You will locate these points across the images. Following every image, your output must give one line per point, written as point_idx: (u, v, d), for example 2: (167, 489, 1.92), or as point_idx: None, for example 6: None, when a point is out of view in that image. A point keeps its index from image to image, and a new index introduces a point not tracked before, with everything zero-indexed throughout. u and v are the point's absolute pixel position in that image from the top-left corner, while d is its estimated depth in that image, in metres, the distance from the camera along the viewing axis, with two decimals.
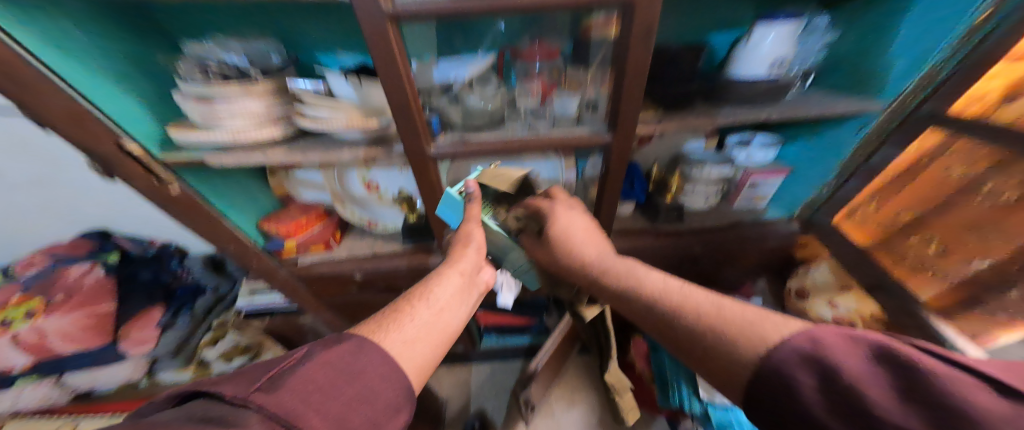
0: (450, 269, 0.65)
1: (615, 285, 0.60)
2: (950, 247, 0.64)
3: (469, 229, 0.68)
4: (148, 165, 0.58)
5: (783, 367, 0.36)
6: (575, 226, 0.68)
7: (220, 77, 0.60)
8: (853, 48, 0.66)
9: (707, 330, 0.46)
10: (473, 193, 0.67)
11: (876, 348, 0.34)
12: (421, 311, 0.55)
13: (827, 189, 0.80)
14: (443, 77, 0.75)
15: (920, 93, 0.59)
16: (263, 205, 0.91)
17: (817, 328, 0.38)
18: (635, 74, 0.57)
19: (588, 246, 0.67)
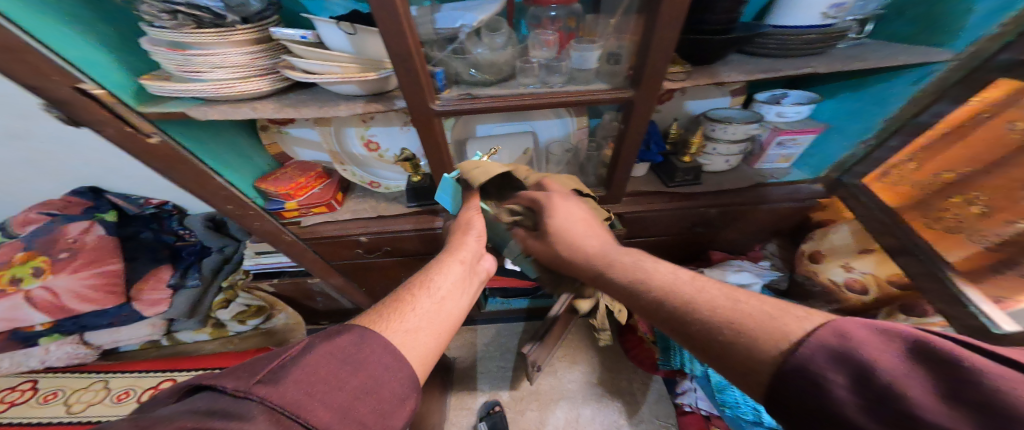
0: (449, 257, 0.60)
1: (620, 281, 0.49)
2: (995, 206, 0.54)
3: (469, 217, 0.65)
4: (121, 113, 0.53)
5: (804, 369, 0.27)
6: (573, 215, 0.61)
7: (189, 21, 0.49)
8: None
9: (718, 323, 0.36)
10: (473, 187, 0.65)
11: (915, 341, 0.25)
12: (421, 299, 0.50)
13: (863, 148, 0.75)
14: (448, 24, 0.60)
15: (1001, 39, 0.52)
16: (260, 163, 0.84)
17: (847, 320, 0.29)
18: (672, 17, 0.50)
19: (591, 240, 0.58)
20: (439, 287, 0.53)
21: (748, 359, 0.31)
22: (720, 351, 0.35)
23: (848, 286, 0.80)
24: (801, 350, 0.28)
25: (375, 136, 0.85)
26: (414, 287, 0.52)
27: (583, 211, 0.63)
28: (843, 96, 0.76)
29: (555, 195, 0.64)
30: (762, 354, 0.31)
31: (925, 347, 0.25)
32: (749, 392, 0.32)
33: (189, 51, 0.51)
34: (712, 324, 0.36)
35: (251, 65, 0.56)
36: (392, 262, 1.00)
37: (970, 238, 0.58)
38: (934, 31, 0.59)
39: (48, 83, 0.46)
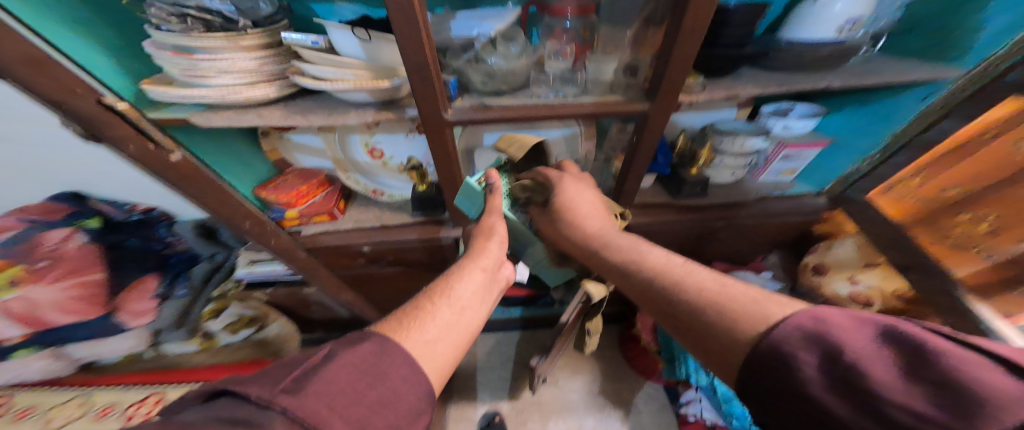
0: (471, 265, 0.58)
1: (614, 262, 0.54)
2: (1008, 223, 0.59)
3: (492, 221, 0.64)
4: (139, 126, 0.47)
5: (774, 345, 0.30)
6: (581, 198, 0.64)
7: (199, 25, 0.48)
8: (933, 9, 0.61)
9: (707, 306, 0.39)
10: (495, 184, 0.65)
11: (888, 329, 0.27)
12: (441, 309, 0.49)
13: (868, 164, 0.77)
14: (464, 32, 0.63)
15: (1011, 59, 0.53)
16: (259, 170, 0.82)
17: (826, 309, 0.31)
18: (694, 28, 0.50)
19: (591, 220, 0.62)
20: (460, 296, 0.52)
21: (728, 339, 0.35)
22: (702, 330, 0.38)
23: (852, 298, 0.81)
24: (774, 331, 0.31)
25: (379, 143, 0.82)
26: (434, 295, 0.51)
27: (591, 197, 0.66)
28: (852, 109, 0.76)
29: (569, 181, 0.66)
30: (740, 333, 0.34)
31: (896, 332, 0.26)
32: (724, 368, 0.36)
33: (196, 55, 0.49)
34: (700, 308, 0.40)
35: (260, 71, 0.54)
36: (393, 272, 0.97)
37: (982, 255, 0.63)
38: (938, 47, 0.61)
39: (70, 97, 0.40)
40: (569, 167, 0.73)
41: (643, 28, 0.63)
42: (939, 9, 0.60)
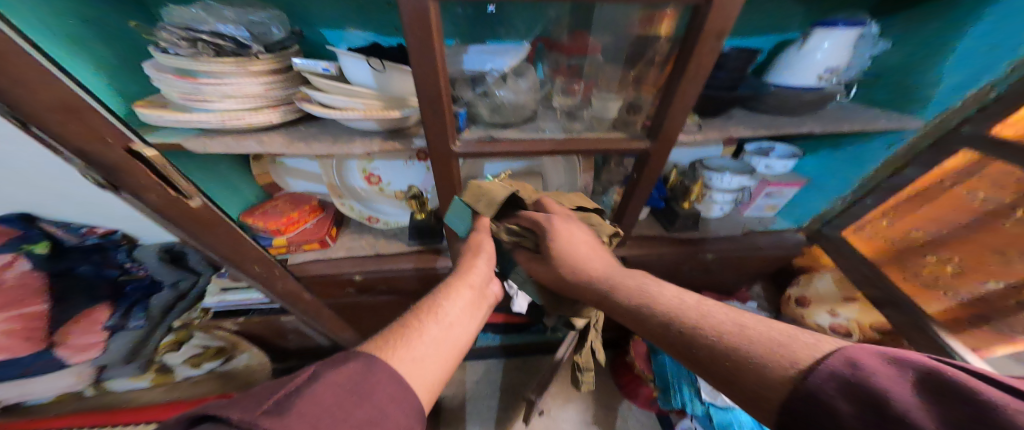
0: (459, 282, 0.58)
1: (624, 304, 0.49)
2: (967, 267, 0.63)
3: (480, 238, 0.64)
4: (166, 175, 0.45)
5: (814, 395, 0.26)
6: (575, 241, 0.60)
7: (210, 50, 0.46)
8: (900, 63, 0.72)
9: (725, 346, 0.35)
10: (485, 210, 0.64)
11: (933, 377, 0.24)
12: (429, 326, 0.47)
13: (840, 204, 0.83)
14: (476, 66, 0.64)
15: (964, 112, 0.62)
16: (247, 194, 0.81)
17: (859, 347, 0.28)
18: (696, 73, 0.53)
19: (591, 261, 0.58)
20: (447, 313, 0.51)
21: (760, 384, 0.31)
22: (725, 375, 0.34)
23: (833, 329, 0.86)
24: (808, 377, 0.28)
25: (377, 170, 0.83)
26: (421, 313, 0.50)
27: (585, 234, 0.62)
28: (822, 153, 0.88)
29: (556, 219, 0.62)
30: (770, 376, 0.30)
31: (942, 377, 0.23)
32: (758, 414, 0.31)
33: (200, 79, 0.46)
34: (716, 346, 0.36)
35: (266, 95, 0.52)
36: (383, 300, 0.92)
37: (948, 294, 0.66)
38: (904, 100, 0.71)
39: (102, 147, 0.39)
40: (553, 206, 0.66)
41: (647, 70, 0.67)
42: (902, 66, 0.71)
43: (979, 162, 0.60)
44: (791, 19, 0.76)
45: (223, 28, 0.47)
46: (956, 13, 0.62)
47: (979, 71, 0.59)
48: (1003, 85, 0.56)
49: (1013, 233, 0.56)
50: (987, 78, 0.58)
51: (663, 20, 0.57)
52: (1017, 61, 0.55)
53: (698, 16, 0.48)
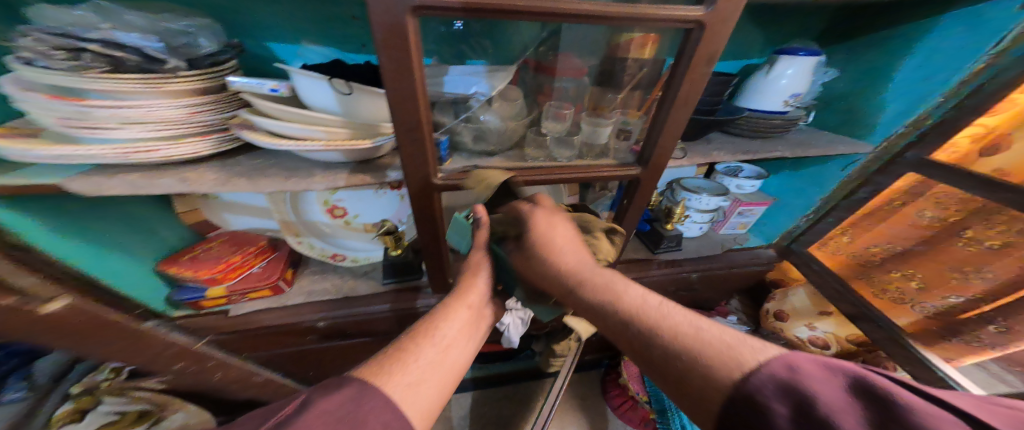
0: (458, 300, 0.49)
1: (592, 299, 0.42)
2: (929, 284, 0.67)
3: (479, 257, 0.52)
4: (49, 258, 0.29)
5: (750, 398, 0.27)
6: (557, 231, 0.48)
7: (103, 63, 0.35)
8: (846, 89, 0.78)
9: (684, 351, 0.33)
10: (483, 219, 0.50)
11: (856, 380, 0.25)
12: (425, 348, 0.41)
13: (805, 223, 0.89)
14: (460, 89, 0.57)
15: (905, 138, 0.67)
16: (168, 239, 0.65)
17: (798, 355, 0.28)
18: (686, 101, 0.52)
19: (568, 253, 0.47)
20: (446, 333, 0.44)
21: (705, 386, 0.30)
22: (678, 377, 0.32)
23: (812, 342, 0.88)
24: (751, 380, 0.27)
25: (342, 200, 0.75)
26: (418, 334, 0.42)
27: (572, 229, 0.50)
28: (784, 173, 0.93)
29: (539, 215, 0.48)
30: (716, 376, 0.30)
31: (866, 384, 0.24)
32: (700, 418, 0.30)
33: (91, 100, 0.35)
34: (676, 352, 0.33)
35: (189, 121, 0.41)
36: (354, 347, 0.79)
37: (915, 308, 0.70)
38: (850, 126, 0.78)
39: None
40: (544, 199, 0.52)
41: (634, 95, 0.66)
42: (847, 93, 0.78)
43: (921, 184, 0.65)
44: (751, 49, 0.81)
45: (123, 37, 0.36)
46: (890, 50, 0.69)
47: (917, 101, 0.65)
48: (938, 113, 0.62)
49: (965, 252, 0.61)
50: (923, 107, 0.64)
51: (646, 44, 0.57)
52: (947, 93, 0.60)
53: (690, 41, 0.46)
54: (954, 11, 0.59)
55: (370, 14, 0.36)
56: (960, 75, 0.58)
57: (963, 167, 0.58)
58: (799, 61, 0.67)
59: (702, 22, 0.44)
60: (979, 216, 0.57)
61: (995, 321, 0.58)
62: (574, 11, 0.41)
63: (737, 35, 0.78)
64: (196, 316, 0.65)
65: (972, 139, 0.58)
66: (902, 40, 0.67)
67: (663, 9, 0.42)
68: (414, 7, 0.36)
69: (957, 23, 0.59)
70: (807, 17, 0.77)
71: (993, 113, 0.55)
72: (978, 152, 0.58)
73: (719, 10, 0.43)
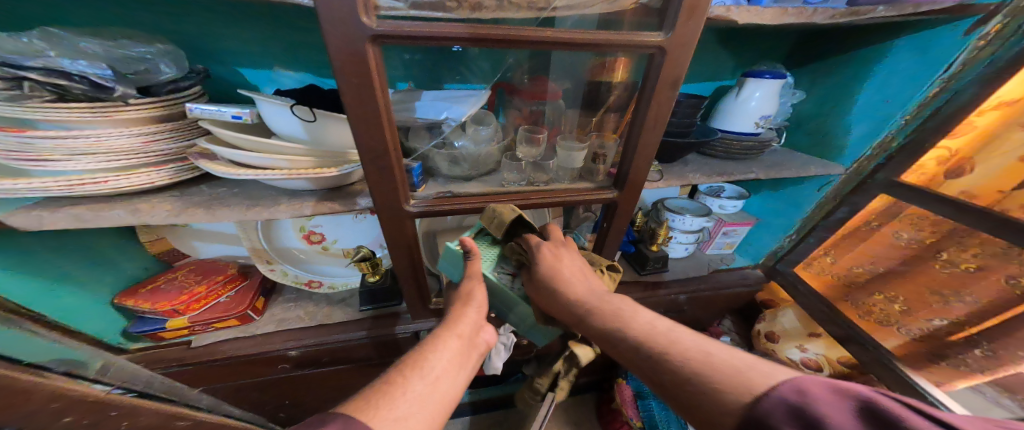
0: (446, 330, 0.47)
1: (601, 326, 0.42)
2: (913, 305, 0.66)
3: (472, 286, 0.50)
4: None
5: (757, 420, 0.26)
6: (566, 264, 0.49)
7: (45, 91, 0.34)
8: (813, 111, 0.80)
9: (692, 376, 0.33)
10: (472, 250, 0.51)
11: (868, 404, 0.24)
12: (415, 381, 0.39)
13: (788, 242, 0.89)
14: (430, 114, 0.56)
15: (874, 160, 0.69)
16: (131, 269, 0.63)
17: (806, 378, 0.27)
18: (655, 124, 0.53)
19: (576, 283, 0.48)
20: (433, 365, 0.42)
21: (713, 410, 0.29)
22: (688, 400, 0.32)
23: (804, 364, 0.86)
24: (759, 405, 0.27)
25: (318, 226, 0.74)
26: (406, 366, 0.41)
27: (579, 261, 0.51)
28: (765, 194, 0.93)
29: (546, 249, 0.51)
30: (726, 402, 0.29)
31: (877, 407, 0.24)
32: None
33: (33, 130, 0.34)
34: (684, 377, 0.33)
35: (146, 150, 0.41)
36: (329, 376, 0.74)
37: (900, 330, 0.69)
38: (819, 148, 0.79)
39: None
40: (552, 230, 0.57)
41: (608, 117, 0.68)
42: (812, 116, 0.80)
43: (895, 205, 0.66)
44: (721, 72, 0.84)
45: (68, 63, 0.35)
46: (849, 73, 0.71)
47: (878, 125, 0.67)
48: (902, 135, 0.64)
49: (943, 273, 0.61)
50: (887, 130, 0.66)
51: (615, 67, 0.58)
52: (906, 118, 0.63)
53: (653, 66, 0.47)
54: (905, 36, 0.62)
55: (328, 45, 0.36)
56: (919, 99, 0.61)
57: (932, 190, 0.60)
58: (766, 84, 0.69)
59: (661, 49, 0.45)
60: (954, 239, 0.58)
61: (981, 344, 0.57)
62: (540, 39, 0.42)
63: (706, 59, 0.81)
64: (156, 349, 0.62)
65: (938, 161, 0.61)
66: (856, 64, 0.70)
67: (623, 35, 0.43)
68: (373, 35, 0.37)
69: (906, 51, 0.62)
70: (771, 41, 0.81)
71: (954, 136, 0.58)
72: (945, 174, 0.60)
73: (677, 35, 0.44)
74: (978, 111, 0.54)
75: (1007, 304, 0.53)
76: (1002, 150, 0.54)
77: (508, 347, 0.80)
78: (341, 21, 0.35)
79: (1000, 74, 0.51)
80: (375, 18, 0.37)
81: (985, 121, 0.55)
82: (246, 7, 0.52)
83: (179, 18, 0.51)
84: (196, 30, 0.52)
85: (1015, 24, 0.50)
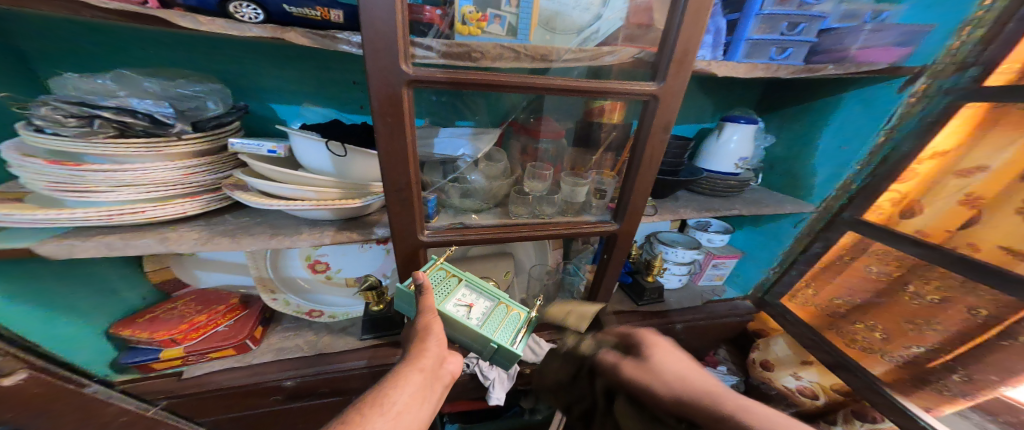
0: (407, 364, 0.43)
1: None
2: (891, 333, 0.70)
3: (429, 319, 0.46)
4: None
5: None
6: (668, 354, 0.34)
7: (111, 128, 0.37)
8: (785, 153, 0.88)
9: None
10: (425, 284, 0.48)
11: None
12: (370, 420, 0.36)
13: (773, 274, 0.95)
14: (449, 151, 0.64)
15: (838, 200, 0.77)
16: (131, 297, 0.61)
17: None
18: (651, 162, 0.58)
19: (693, 381, 0.31)
20: (395, 399, 0.39)
21: None
22: None
23: (800, 392, 0.89)
24: None
25: (326, 256, 0.74)
26: (363, 404, 0.38)
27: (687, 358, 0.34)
28: (748, 228, 1.00)
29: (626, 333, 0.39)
30: None
31: None
32: None
33: (89, 165, 0.37)
34: None
35: (183, 182, 0.43)
36: (325, 407, 0.71)
37: (885, 357, 0.72)
38: (793, 189, 0.86)
39: None
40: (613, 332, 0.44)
41: (607, 156, 0.73)
42: (781, 158, 0.89)
43: (862, 241, 0.73)
44: (703, 117, 0.94)
45: (136, 102, 0.39)
46: (810, 120, 0.81)
47: (839, 167, 0.76)
48: (859, 179, 0.73)
49: (914, 304, 0.66)
50: (845, 174, 0.75)
51: (614, 111, 0.64)
52: (860, 163, 0.72)
53: (652, 111, 0.53)
54: (852, 91, 0.72)
55: (371, 89, 0.40)
56: (868, 146, 0.70)
57: (892, 228, 0.67)
58: (741, 129, 0.78)
59: (656, 96, 0.51)
60: (918, 271, 0.64)
61: (958, 370, 0.61)
62: (554, 85, 0.47)
63: (691, 106, 0.91)
64: (145, 380, 0.59)
65: (892, 202, 0.69)
66: (817, 113, 0.79)
67: (624, 85, 0.49)
68: (410, 80, 0.41)
69: (852, 104, 0.72)
70: (746, 89, 0.90)
71: (902, 180, 0.67)
72: (899, 215, 0.68)
73: (669, 84, 0.50)
74: (917, 160, 0.64)
75: (974, 331, 0.58)
76: (941, 195, 0.62)
77: (512, 377, 0.78)
78: (384, 70, 0.40)
79: (930, 127, 0.62)
80: (411, 66, 0.42)
81: (924, 169, 0.64)
82: (282, 49, 0.57)
83: (218, 61, 0.55)
84: (235, 72, 0.57)
85: (935, 85, 0.61)
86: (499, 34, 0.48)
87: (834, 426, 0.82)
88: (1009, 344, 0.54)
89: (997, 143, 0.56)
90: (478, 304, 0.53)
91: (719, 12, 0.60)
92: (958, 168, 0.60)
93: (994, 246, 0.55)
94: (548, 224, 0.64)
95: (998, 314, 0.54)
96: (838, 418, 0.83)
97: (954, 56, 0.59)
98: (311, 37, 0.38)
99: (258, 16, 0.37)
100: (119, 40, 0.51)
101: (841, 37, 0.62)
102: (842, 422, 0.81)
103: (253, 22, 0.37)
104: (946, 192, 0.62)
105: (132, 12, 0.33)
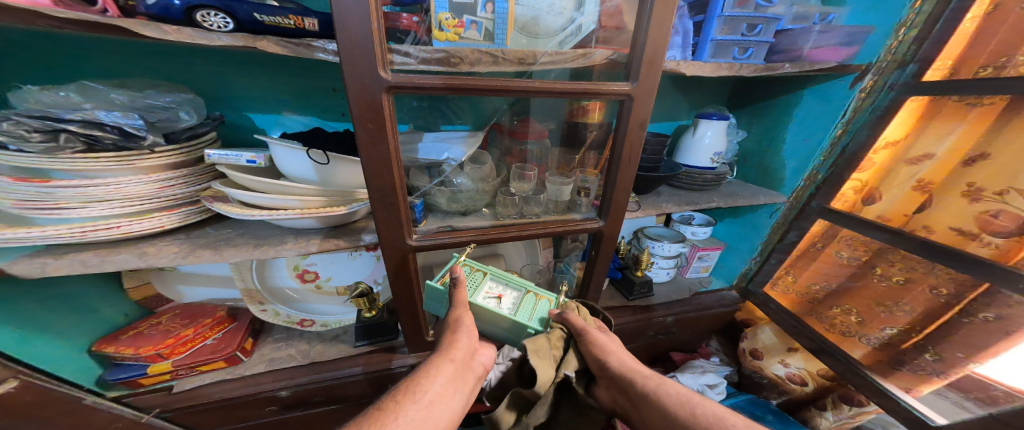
0: (439, 355, 0.45)
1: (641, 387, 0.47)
2: (865, 316, 0.73)
3: (460, 312, 0.46)
4: None
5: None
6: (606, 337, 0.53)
7: (78, 142, 0.36)
8: (756, 146, 0.90)
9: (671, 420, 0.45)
10: (460, 277, 0.49)
11: None
12: (405, 407, 0.39)
13: (754, 264, 0.97)
14: (432, 155, 0.62)
15: (807, 190, 0.80)
16: (112, 315, 0.60)
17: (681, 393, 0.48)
18: (630, 159, 0.59)
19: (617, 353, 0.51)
20: (427, 389, 0.42)
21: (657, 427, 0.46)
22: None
23: (790, 379, 0.91)
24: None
25: (314, 265, 0.73)
26: (398, 392, 0.41)
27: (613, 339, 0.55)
28: (728, 221, 1.02)
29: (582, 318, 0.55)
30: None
31: None
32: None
33: (57, 181, 0.36)
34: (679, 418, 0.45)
35: (158, 195, 0.43)
36: (323, 415, 0.70)
37: (863, 340, 0.74)
38: (767, 180, 0.87)
39: None
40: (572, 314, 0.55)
41: (590, 155, 0.74)
42: (752, 151, 0.91)
43: (833, 228, 0.76)
44: (681, 114, 0.96)
45: (102, 115, 0.38)
46: (774, 116, 0.84)
47: (804, 160, 0.78)
48: (823, 169, 0.75)
49: (883, 287, 0.69)
50: (811, 164, 0.77)
51: (593, 111, 0.65)
52: (823, 155, 0.75)
53: (627, 109, 0.54)
54: (809, 87, 0.75)
55: (349, 94, 0.40)
56: (829, 136, 0.73)
57: (857, 215, 0.70)
58: (715, 124, 0.80)
59: (630, 95, 0.52)
60: (884, 255, 0.67)
61: (929, 349, 0.63)
62: (531, 88, 0.48)
63: (669, 104, 0.93)
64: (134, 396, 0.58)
65: (855, 190, 0.72)
66: (781, 109, 0.82)
67: (598, 85, 0.50)
68: (390, 86, 0.41)
69: (811, 100, 0.75)
70: (721, 86, 0.93)
71: (862, 169, 0.70)
72: (862, 202, 0.71)
73: (641, 84, 0.51)
74: (874, 150, 0.67)
75: (938, 310, 0.60)
76: (895, 182, 0.65)
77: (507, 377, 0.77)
78: (359, 76, 0.40)
79: (881, 119, 0.65)
80: (390, 72, 0.42)
81: (880, 158, 0.67)
82: (255, 58, 0.57)
83: (188, 73, 0.55)
84: (206, 83, 0.56)
85: (881, 81, 0.64)
86: (476, 39, 0.49)
87: (825, 412, 0.85)
88: (970, 322, 0.57)
89: (940, 131, 0.59)
90: (507, 294, 0.51)
91: (685, 14, 0.62)
92: (909, 156, 0.63)
93: (948, 228, 0.58)
94: (534, 223, 0.64)
95: (958, 293, 0.57)
96: (827, 403, 0.85)
97: (895, 54, 0.62)
98: (285, 45, 0.38)
99: (227, 24, 0.37)
100: (88, 51, 0.50)
101: (794, 37, 0.66)
102: (830, 408, 0.84)
103: (221, 32, 0.37)
104: (900, 179, 0.64)
105: (93, 21, 0.32)
